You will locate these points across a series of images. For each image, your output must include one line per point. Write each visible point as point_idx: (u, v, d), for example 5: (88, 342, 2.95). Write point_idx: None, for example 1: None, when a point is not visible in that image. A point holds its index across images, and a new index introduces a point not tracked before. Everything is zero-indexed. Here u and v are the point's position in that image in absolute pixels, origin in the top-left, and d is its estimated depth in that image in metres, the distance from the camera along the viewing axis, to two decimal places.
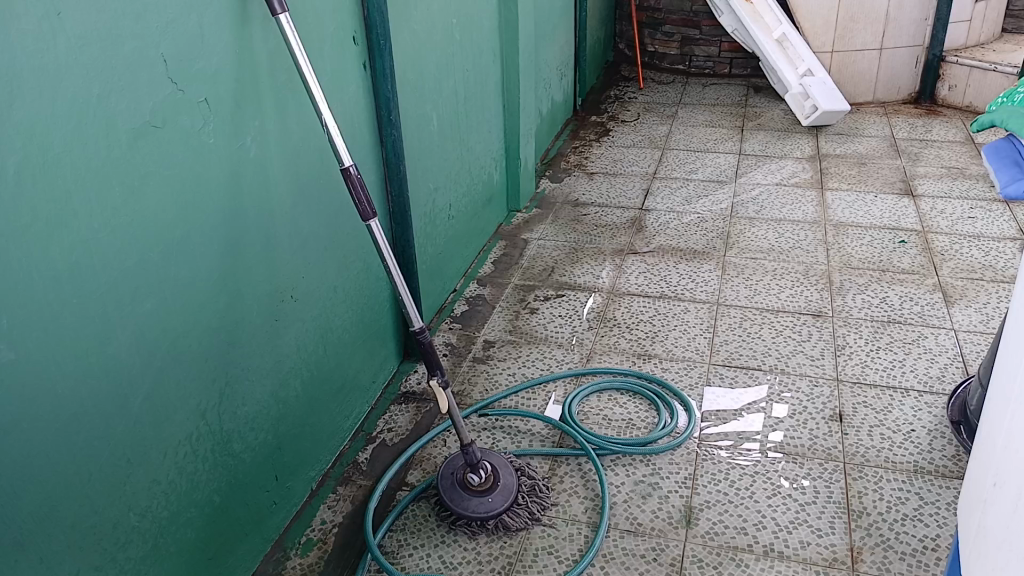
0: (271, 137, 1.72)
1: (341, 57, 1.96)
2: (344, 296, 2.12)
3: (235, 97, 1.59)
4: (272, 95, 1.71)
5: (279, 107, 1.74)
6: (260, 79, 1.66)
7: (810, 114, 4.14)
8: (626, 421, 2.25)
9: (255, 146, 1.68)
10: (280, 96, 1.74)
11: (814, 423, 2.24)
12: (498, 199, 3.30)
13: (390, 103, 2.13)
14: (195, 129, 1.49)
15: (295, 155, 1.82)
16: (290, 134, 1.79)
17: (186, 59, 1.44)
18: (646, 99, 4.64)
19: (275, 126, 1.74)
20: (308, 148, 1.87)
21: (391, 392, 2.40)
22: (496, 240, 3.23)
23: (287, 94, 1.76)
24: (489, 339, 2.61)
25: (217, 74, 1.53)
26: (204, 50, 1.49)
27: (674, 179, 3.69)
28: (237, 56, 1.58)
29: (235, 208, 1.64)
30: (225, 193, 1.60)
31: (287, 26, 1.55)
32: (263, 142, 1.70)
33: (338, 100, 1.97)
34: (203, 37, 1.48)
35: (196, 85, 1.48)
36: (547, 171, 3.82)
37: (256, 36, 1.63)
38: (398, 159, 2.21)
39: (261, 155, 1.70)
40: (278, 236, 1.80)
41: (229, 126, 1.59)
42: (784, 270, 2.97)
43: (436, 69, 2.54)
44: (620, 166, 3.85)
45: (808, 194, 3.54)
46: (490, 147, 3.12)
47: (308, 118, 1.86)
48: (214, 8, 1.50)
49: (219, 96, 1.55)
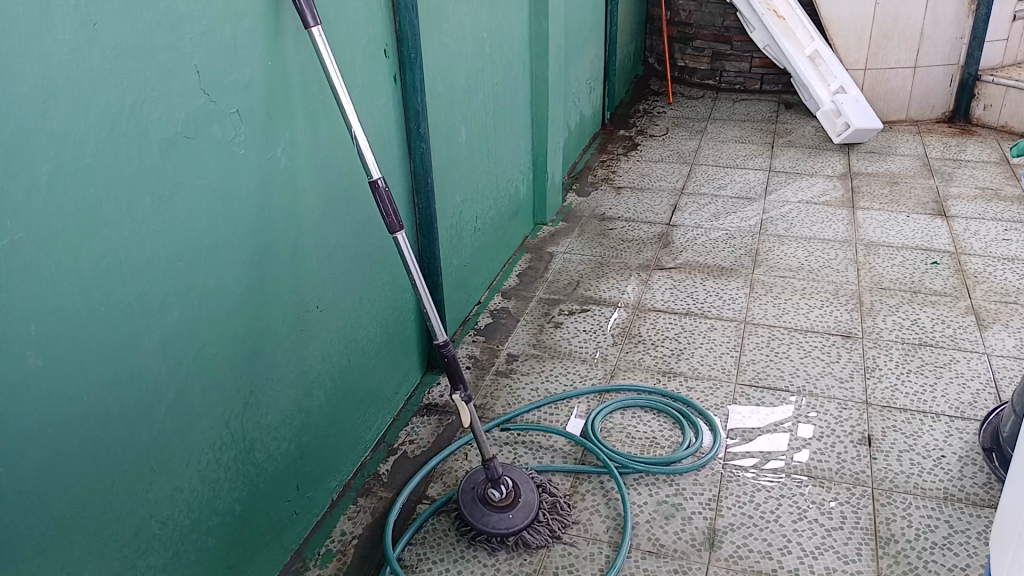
0: (301, 148, 1.73)
1: (372, 69, 1.97)
2: (369, 307, 2.11)
3: (267, 107, 1.60)
4: (303, 106, 1.72)
5: (309, 118, 1.75)
6: (293, 91, 1.67)
7: (842, 132, 4.10)
8: (649, 439, 2.22)
9: (285, 156, 1.68)
10: (311, 109, 1.74)
11: (843, 447, 2.20)
12: (524, 211, 3.29)
13: (419, 116, 2.13)
14: (226, 139, 1.50)
15: (323, 166, 1.83)
16: (320, 145, 1.80)
17: (218, 70, 1.45)
18: (675, 114, 4.62)
19: (307, 138, 1.74)
20: (337, 160, 1.87)
21: (413, 404, 2.39)
22: (522, 252, 3.22)
23: (318, 104, 1.77)
24: (513, 353, 2.60)
25: (249, 84, 1.54)
26: (238, 59, 1.50)
27: (702, 195, 3.67)
28: (269, 67, 1.59)
29: (264, 217, 1.64)
30: (255, 203, 1.60)
31: (319, 39, 1.56)
32: (293, 153, 1.71)
33: (367, 114, 1.98)
34: (236, 46, 1.49)
35: (230, 95, 1.49)
36: (575, 184, 3.81)
37: (289, 47, 1.64)
38: (425, 171, 2.21)
39: (291, 166, 1.71)
40: (306, 246, 1.80)
41: (261, 136, 1.59)
42: (813, 289, 2.93)
43: (466, 81, 2.54)
44: (648, 180, 3.83)
45: (839, 213, 3.49)
46: (517, 160, 3.11)
47: (339, 129, 1.86)
48: (249, 18, 1.52)
49: (252, 106, 1.55)
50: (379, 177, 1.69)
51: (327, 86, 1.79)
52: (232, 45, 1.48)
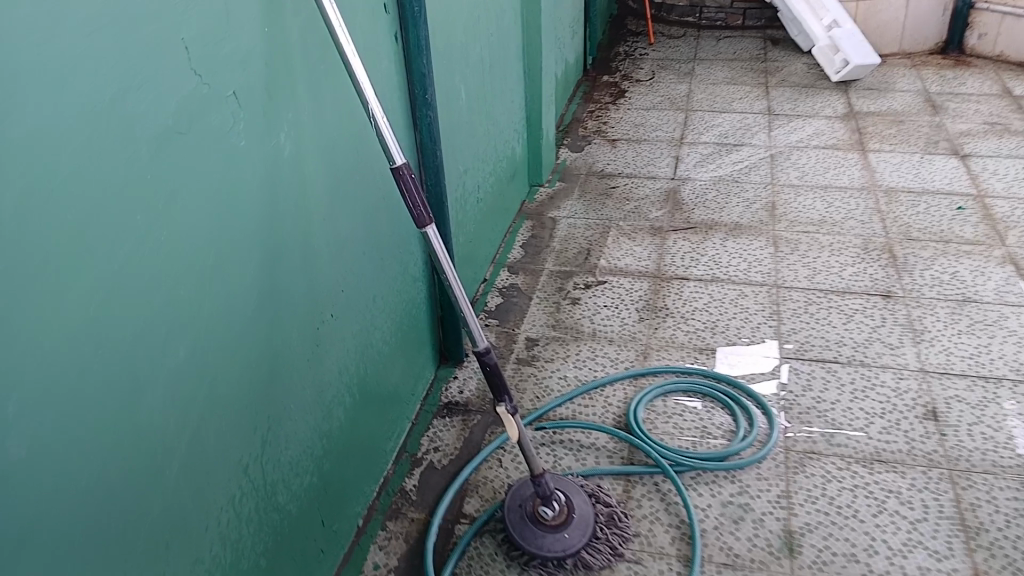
0: (304, 130, 1.44)
1: (374, 28, 1.66)
2: (383, 304, 1.84)
3: (265, 86, 1.30)
4: (305, 80, 1.42)
5: (312, 94, 1.45)
6: (293, 62, 1.37)
7: (840, 69, 3.88)
8: (700, 429, 2.01)
9: (288, 140, 1.39)
10: (313, 82, 1.45)
11: (908, 424, 2.02)
12: (521, 174, 3.01)
13: (426, 80, 1.83)
14: (225, 129, 1.20)
15: (329, 149, 1.54)
16: (324, 124, 1.50)
17: (211, 43, 1.15)
18: (659, 55, 4.35)
19: (309, 118, 1.45)
20: (343, 139, 1.58)
21: (430, 404, 2.14)
22: (521, 219, 2.96)
23: (321, 75, 1.48)
24: (531, 337, 2.36)
25: (243, 57, 1.24)
26: (230, 26, 1.19)
27: (704, 144, 3.43)
28: (266, 36, 1.29)
29: (271, 219, 1.35)
30: (260, 204, 1.32)
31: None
32: (297, 137, 1.42)
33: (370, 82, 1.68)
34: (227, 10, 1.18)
35: (223, 73, 1.19)
36: (565, 138, 3.53)
37: (287, 9, 1.34)
38: (434, 144, 1.92)
39: (296, 153, 1.42)
40: (317, 247, 1.52)
41: (261, 121, 1.30)
42: (841, 244, 2.73)
43: (464, 35, 2.23)
44: (643, 131, 3.57)
45: (850, 157, 3.29)
46: (512, 118, 2.82)
47: (344, 103, 1.56)
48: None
49: (247, 84, 1.25)
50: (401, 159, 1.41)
51: (328, 53, 1.49)
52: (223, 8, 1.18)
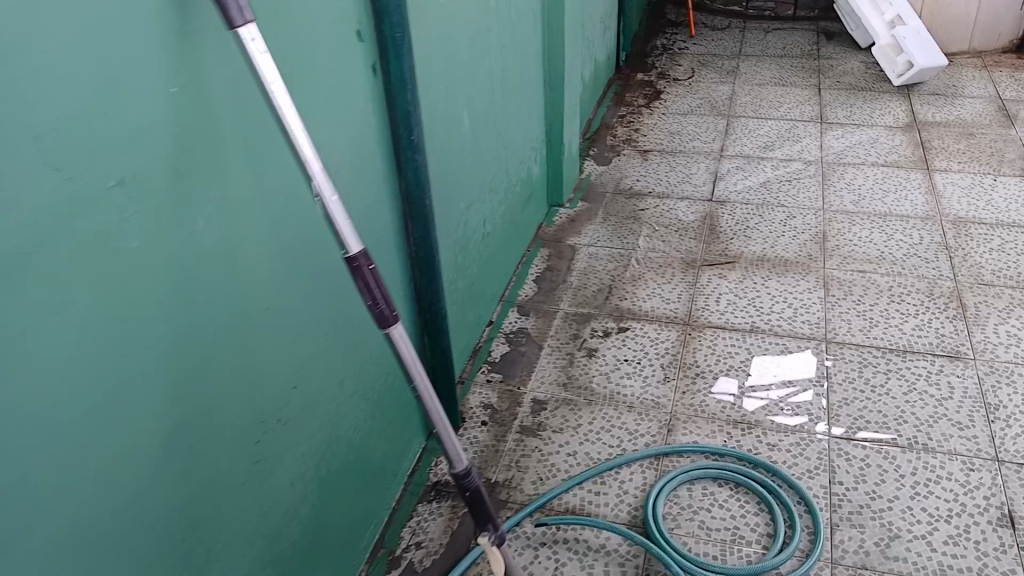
0: (239, 207, 1.12)
1: (341, 64, 1.35)
2: (354, 387, 1.56)
3: (178, 162, 0.99)
4: (240, 144, 1.10)
5: (250, 159, 1.13)
6: (220, 125, 1.06)
7: (903, 73, 3.48)
8: (731, 532, 1.70)
9: (214, 226, 1.08)
10: (250, 145, 1.13)
11: (980, 533, 1.69)
12: (538, 194, 2.70)
13: (410, 122, 1.53)
14: (112, 234, 0.89)
15: (277, 222, 1.22)
16: (267, 192, 1.19)
17: (85, 123, 0.84)
18: (699, 50, 3.97)
19: (246, 190, 1.13)
20: (296, 205, 1.27)
21: (417, 484, 1.88)
22: (537, 245, 2.65)
23: (262, 134, 1.16)
24: (539, 399, 2.07)
25: (143, 130, 0.92)
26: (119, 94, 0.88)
27: (747, 158, 3.07)
28: (178, 98, 0.97)
29: (189, 329, 1.05)
30: (171, 315, 1.01)
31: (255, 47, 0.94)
32: (227, 218, 1.10)
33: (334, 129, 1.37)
34: (114, 73, 0.87)
35: (109, 159, 0.88)
36: (591, 148, 3.20)
37: (210, 58, 1.02)
38: (421, 193, 1.62)
39: (227, 237, 1.10)
40: (259, 345, 1.22)
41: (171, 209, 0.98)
42: (902, 288, 2.38)
43: (468, 52, 1.92)
44: (679, 139, 3.22)
45: (913, 178, 2.91)
46: (529, 135, 2.51)
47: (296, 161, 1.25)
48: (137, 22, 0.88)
49: (150, 165, 0.94)
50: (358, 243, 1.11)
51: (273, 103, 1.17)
52: (108, 71, 0.86)
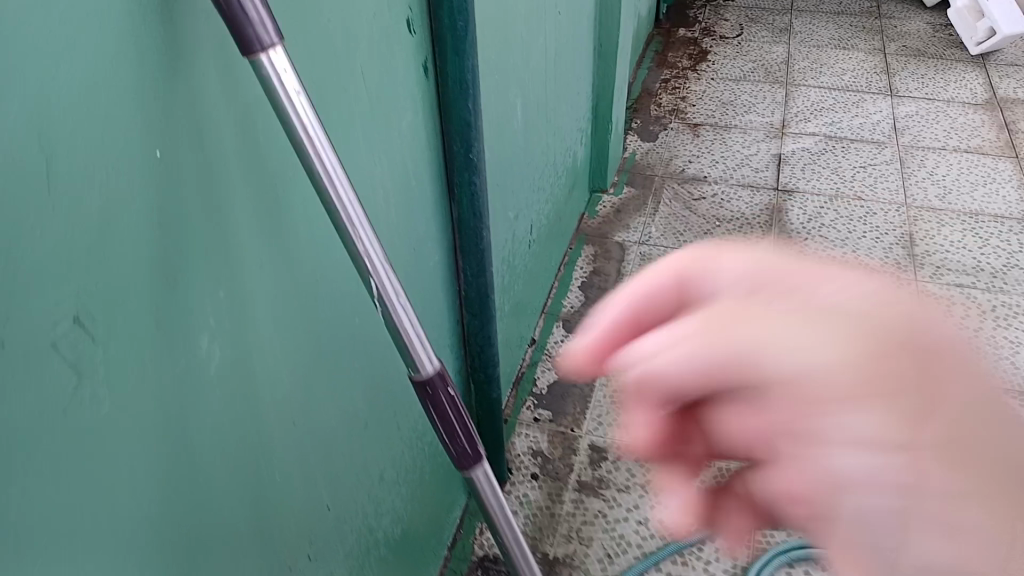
0: (257, 307, 0.81)
1: (385, 70, 1.00)
2: (392, 474, 1.23)
3: (162, 265, 0.66)
4: (253, 219, 0.78)
5: (269, 235, 0.81)
6: (226, 205, 0.74)
7: (982, 41, 3.13)
8: None
9: (221, 337, 0.76)
10: (267, 216, 0.81)
11: None
12: (581, 180, 2.33)
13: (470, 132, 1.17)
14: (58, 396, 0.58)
15: (309, 305, 0.91)
16: (290, 269, 0.86)
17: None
18: (748, 2, 3.56)
19: (259, 273, 0.81)
20: (326, 274, 0.94)
21: (459, 559, 1.57)
22: (580, 241, 2.30)
23: (285, 195, 0.83)
24: (598, 446, 1.74)
25: (100, 235, 0.60)
26: (58, 184, 0.55)
27: (812, 137, 2.70)
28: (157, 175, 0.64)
29: (187, 490, 0.74)
30: (161, 484, 0.70)
31: (287, 103, 0.61)
32: (241, 325, 0.79)
33: (372, 157, 1.02)
34: (48, 154, 0.54)
35: (46, 288, 0.56)
36: (633, 119, 2.82)
37: (208, 108, 0.69)
38: (478, 222, 1.26)
39: (235, 347, 0.78)
40: (284, 473, 0.91)
41: (152, 335, 0.67)
42: (1008, 310, 2.03)
43: (526, 29, 1.54)
44: (733, 111, 2.84)
45: (1003, 167, 2.55)
46: (576, 115, 2.14)
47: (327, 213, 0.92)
48: (82, 66, 0.56)
49: (119, 283, 0.62)
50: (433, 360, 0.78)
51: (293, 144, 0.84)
52: (41, 154, 0.54)
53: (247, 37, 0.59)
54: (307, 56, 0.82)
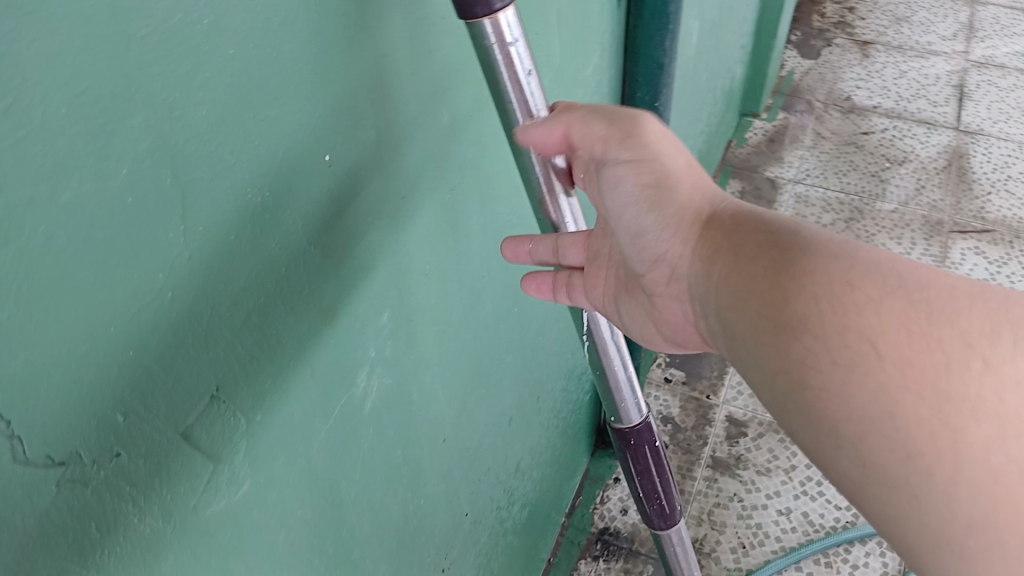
0: (421, 323, 0.68)
1: (580, 16, 0.87)
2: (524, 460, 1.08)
3: (319, 297, 0.54)
4: (424, 225, 0.64)
5: (439, 238, 0.68)
6: (397, 210, 0.60)
7: None
8: None
9: (381, 366, 0.63)
10: (439, 217, 0.67)
11: None
12: (733, 104, 2.07)
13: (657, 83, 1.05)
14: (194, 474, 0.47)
15: (471, 308, 0.77)
16: (456, 271, 0.72)
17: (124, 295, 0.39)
18: None
19: (426, 282, 0.67)
20: (491, 264, 0.80)
21: (576, 528, 1.43)
22: (724, 172, 2.06)
23: (460, 189, 0.69)
24: (735, 417, 1.57)
25: (251, 281, 0.47)
26: (200, 229, 0.43)
27: (1002, 69, 2.32)
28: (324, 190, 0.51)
29: (332, 542, 0.63)
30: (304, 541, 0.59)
31: (510, 80, 0.51)
32: (403, 347, 0.66)
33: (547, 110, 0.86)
34: (185, 188, 0.41)
35: (188, 362, 0.44)
36: (792, 31, 2.49)
37: (386, 99, 0.55)
38: None
39: (394, 374, 0.66)
40: (428, 495, 0.79)
41: (305, 384, 0.55)
42: None
43: None
44: (909, 30, 2.48)
45: None
46: (741, 31, 1.86)
47: (498, 190, 0.77)
48: (240, 62, 0.42)
49: (271, 325, 0.50)
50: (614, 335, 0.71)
51: (471, 122, 0.68)
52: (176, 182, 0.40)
53: (470, 6, 0.46)
54: None
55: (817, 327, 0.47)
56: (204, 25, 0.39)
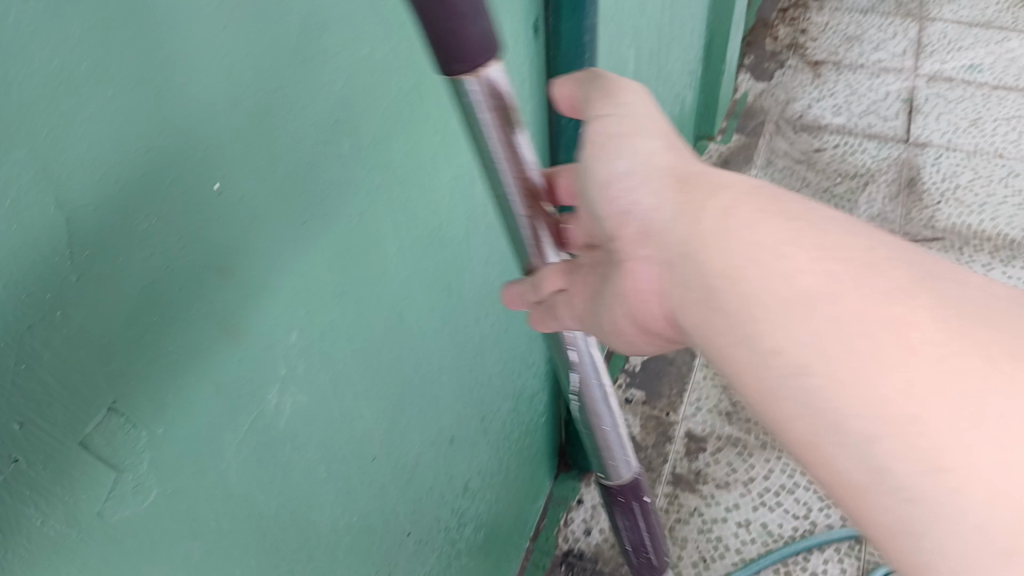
0: (336, 341, 0.71)
1: None
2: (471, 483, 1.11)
3: (218, 316, 0.57)
4: (329, 245, 0.68)
5: (348, 260, 0.71)
6: (296, 232, 0.64)
7: None
8: None
9: (293, 383, 0.67)
10: (345, 241, 0.70)
11: None
12: (686, 128, 2.12)
13: None
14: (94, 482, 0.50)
15: (393, 327, 0.81)
16: (371, 292, 0.75)
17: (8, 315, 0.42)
18: None
19: (339, 304, 0.71)
20: (411, 287, 0.83)
21: (541, 551, 1.46)
22: None
23: (368, 211, 0.73)
24: (694, 433, 1.59)
25: (145, 302, 0.51)
26: (82, 254, 0.46)
27: (949, 83, 2.39)
28: (209, 215, 0.55)
29: (253, 553, 0.67)
30: (219, 550, 0.62)
31: (492, 133, 0.56)
32: (315, 365, 0.69)
33: (462, 138, 0.89)
34: (68, 216, 0.45)
35: (82, 378, 0.48)
36: (745, 54, 2.55)
37: (274, 128, 0.59)
38: None
39: (310, 393, 0.69)
40: (359, 511, 0.82)
41: (210, 400, 0.58)
42: None
43: None
44: (858, 48, 2.54)
45: None
46: (687, 57, 1.91)
47: (412, 216, 0.80)
48: (119, 101, 0.46)
49: (166, 345, 0.53)
50: (604, 396, 0.80)
51: (374, 152, 0.72)
52: (58, 212, 0.44)
53: (453, 63, 0.48)
54: (393, 41, 0.70)
55: (762, 309, 0.49)
56: (82, 68, 0.43)
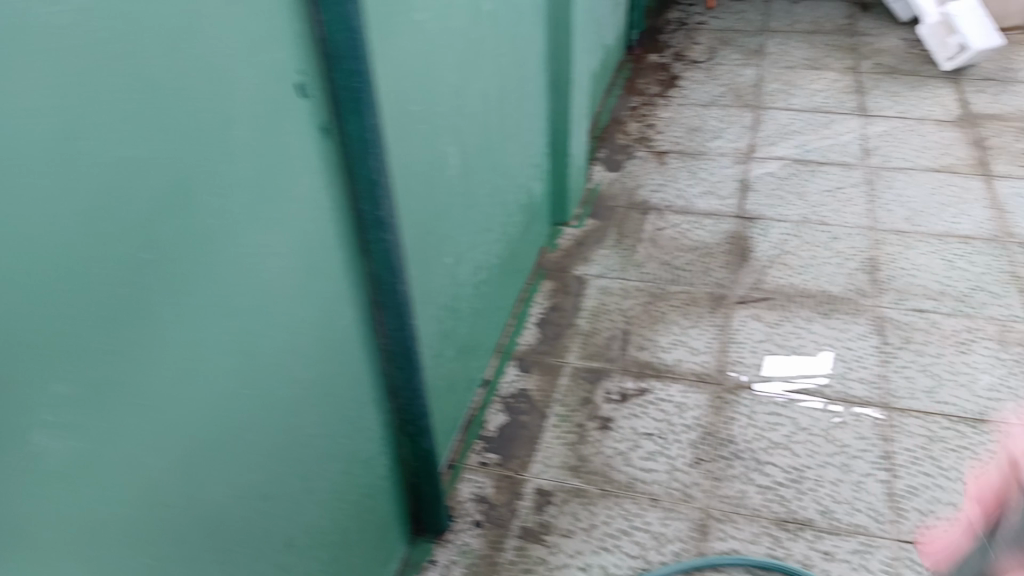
0: (101, 390, 0.73)
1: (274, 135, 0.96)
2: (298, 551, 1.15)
3: None
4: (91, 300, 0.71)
5: (114, 314, 0.74)
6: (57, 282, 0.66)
7: (953, 56, 3.07)
8: None
9: (56, 431, 0.68)
10: (109, 294, 0.73)
11: None
12: (540, 216, 2.31)
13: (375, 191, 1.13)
14: None
15: (170, 383, 0.84)
16: (142, 348, 0.78)
17: None
18: (719, 26, 3.55)
19: (107, 358, 0.74)
20: (198, 360, 0.88)
21: None
22: (539, 277, 2.28)
23: (136, 267, 0.76)
24: (543, 489, 1.71)
25: None
26: None
27: (780, 162, 2.67)
28: None
29: None
30: None
31: None
32: (80, 414, 0.71)
33: (246, 215, 0.93)
34: None
35: None
36: (600, 149, 2.80)
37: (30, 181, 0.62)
38: (393, 278, 1.22)
39: (77, 441, 0.71)
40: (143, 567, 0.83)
41: None
42: (969, 334, 2.00)
43: (455, 74, 1.51)
44: (700, 137, 2.82)
45: (972, 184, 2.53)
46: (530, 152, 2.10)
47: (196, 295, 0.86)
48: None
49: None
50: None
51: (141, 211, 0.76)
52: None
53: None
54: (153, 107, 0.75)
55: None
56: None
